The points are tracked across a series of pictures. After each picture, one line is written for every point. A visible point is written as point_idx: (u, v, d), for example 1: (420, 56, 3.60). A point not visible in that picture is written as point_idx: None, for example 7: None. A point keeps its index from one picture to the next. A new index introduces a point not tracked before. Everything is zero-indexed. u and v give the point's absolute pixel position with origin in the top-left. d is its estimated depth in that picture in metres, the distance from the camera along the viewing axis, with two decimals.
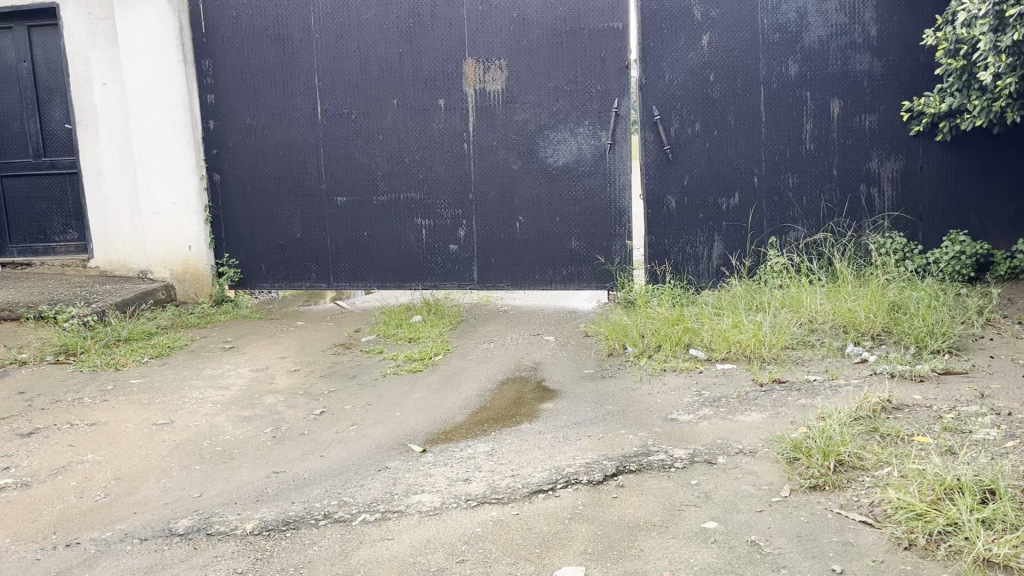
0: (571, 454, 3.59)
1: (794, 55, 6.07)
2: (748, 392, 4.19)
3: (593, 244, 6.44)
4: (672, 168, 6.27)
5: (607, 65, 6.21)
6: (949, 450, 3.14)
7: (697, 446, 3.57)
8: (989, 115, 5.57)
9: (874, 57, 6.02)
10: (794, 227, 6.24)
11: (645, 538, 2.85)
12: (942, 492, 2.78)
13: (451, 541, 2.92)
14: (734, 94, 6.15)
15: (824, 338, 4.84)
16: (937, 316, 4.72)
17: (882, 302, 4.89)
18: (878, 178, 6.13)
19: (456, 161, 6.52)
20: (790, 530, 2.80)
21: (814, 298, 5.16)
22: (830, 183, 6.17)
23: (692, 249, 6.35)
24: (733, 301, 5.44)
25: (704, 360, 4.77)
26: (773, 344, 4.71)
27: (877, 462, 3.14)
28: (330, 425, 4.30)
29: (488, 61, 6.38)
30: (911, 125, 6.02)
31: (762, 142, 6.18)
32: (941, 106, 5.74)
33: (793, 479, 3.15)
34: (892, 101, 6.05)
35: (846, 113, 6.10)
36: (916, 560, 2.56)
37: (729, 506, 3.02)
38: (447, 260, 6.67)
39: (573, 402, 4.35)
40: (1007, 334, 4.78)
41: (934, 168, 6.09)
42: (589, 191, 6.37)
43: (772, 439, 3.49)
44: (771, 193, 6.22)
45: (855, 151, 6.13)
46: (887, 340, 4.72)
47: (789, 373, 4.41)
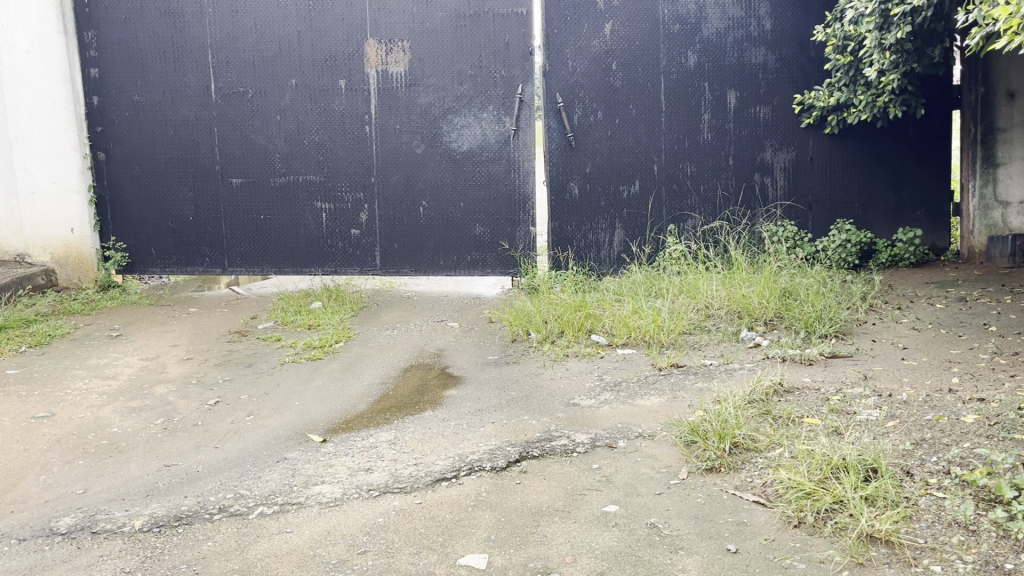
0: (474, 441, 3.58)
1: (693, 46, 6.20)
2: (647, 376, 4.28)
3: (497, 230, 6.42)
4: (574, 155, 6.31)
5: (511, 50, 6.20)
6: (835, 430, 3.28)
7: (599, 430, 3.62)
8: (873, 110, 5.88)
9: (768, 50, 6.22)
10: (693, 215, 6.38)
11: (548, 523, 2.87)
12: (829, 471, 2.90)
13: (352, 532, 2.87)
14: (636, 84, 6.24)
15: (719, 323, 4.98)
16: (825, 302, 4.93)
17: (774, 289, 5.07)
18: (771, 168, 6.34)
19: (358, 144, 6.39)
20: (687, 512, 2.87)
21: (710, 285, 5.30)
22: (726, 172, 6.34)
23: (594, 236, 6.41)
24: (633, 287, 5.52)
25: (605, 345, 4.84)
26: (671, 330, 4.82)
27: (770, 443, 3.25)
28: (226, 415, 4.16)
29: (390, 42, 6.27)
30: (802, 117, 6.26)
31: (662, 131, 6.30)
32: (830, 100, 6.01)
33: (690, 461, 3.23)
34: (784, 94, 6.26)
35: (742, 104, 6.28)
36: (805, 537, 2.66)
37: (629, 489, 3.07)
38: (348, 245, 6.53)
39: (477, 389, 4.35)
40: (888, 318, 5.03)
41: (823, 159, 6.35)
42: (493, 177, 6.34)
43: (671, 422, 3.57)
44: (670, 181, 6.35)
45: (750, 142, 6.32)
46: (779, 324, 4.89)
47: (686, 358, 4.52)
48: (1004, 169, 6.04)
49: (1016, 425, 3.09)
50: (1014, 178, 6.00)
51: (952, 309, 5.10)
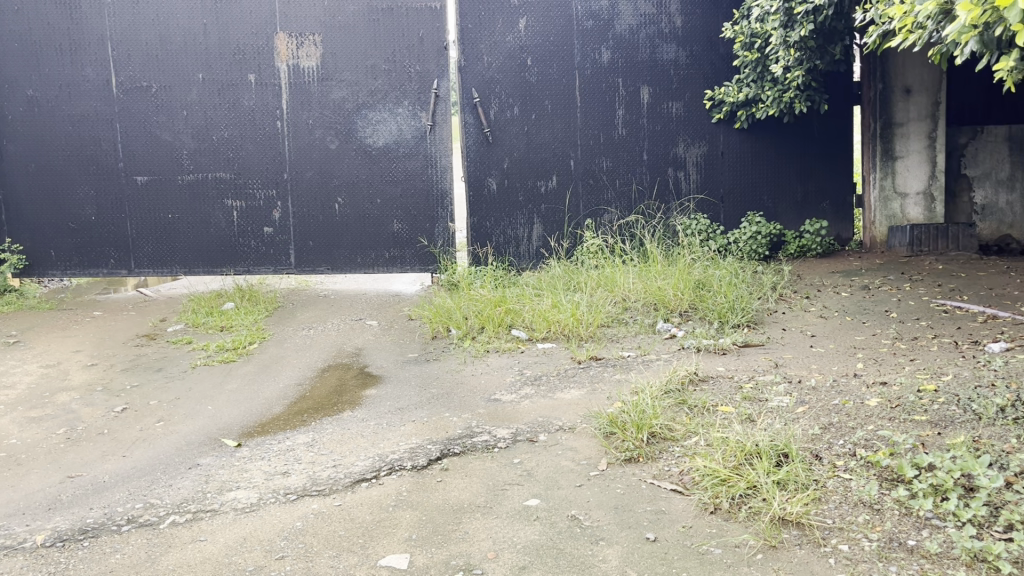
0: (394, 441, 3.54)
1: (606, 42, 6.28)
2: (567, 369, 4.31)
3: (415, 226, 6.34)
4: (491, 151, 6.30)
5: (425, 45, 6.15)
6: (748, 417, 3.36)
7: (520, 425, 3.63)
8: (780, 105, 6.12)
9: (679, 47, 6.35)
10: (609, 209, 6.45)
11: (469, 520, 2.86)
12: (743, 458, 2.96)
13: (269, 538, 2.80)
14: (551, 79, 6.28)
15: (636, 316, 5.06)
16: (737, 293, 5.06)
17: (688, 281, 5.17)
18: (684, 162, 6.47)
19: (269, 140, 6.24)
20: (608, 503, 2.91)
21: (627, 278, 5.37)
22: (641, 167, 6.44)
23: (512, 232, 6.41)
24: (552, 282, 5.55)
25: (525, 340, 4.86)
26: (590, 323, 4.87)
27: (686, 432, 3.31)
28: (134, 422, 4.01)
29: (300, 36, 6.14)
30: (712, 112, 6.42)
31: (577, 126, 6.35)
32: (740, 95, 6.20)
33: (609, 453, 3.27)
34: (695, 90, 6.40)
35: (655, 100, 6.38)
36: (720, 523, 2.72)
37: (550, 482, 3.09)
38: (261, 244, 6.37)
39: (396, 387, 4.30)
40: (797, 307, 5.19)
41: (734, 153, 6.51)
42: (409, 173, 6.28)
43: (590, 415, 3.60)
44: (586, 176, 6.40)
45: (663, 137, 6.43)
46: (693, 315, 4.99)
47: (605, 350, 4.57)
48: (903, 162, 6.33)
49: (915, 407, 3.23)
50: (912, 170, 6.32)
51: (857, 298, 5.31)
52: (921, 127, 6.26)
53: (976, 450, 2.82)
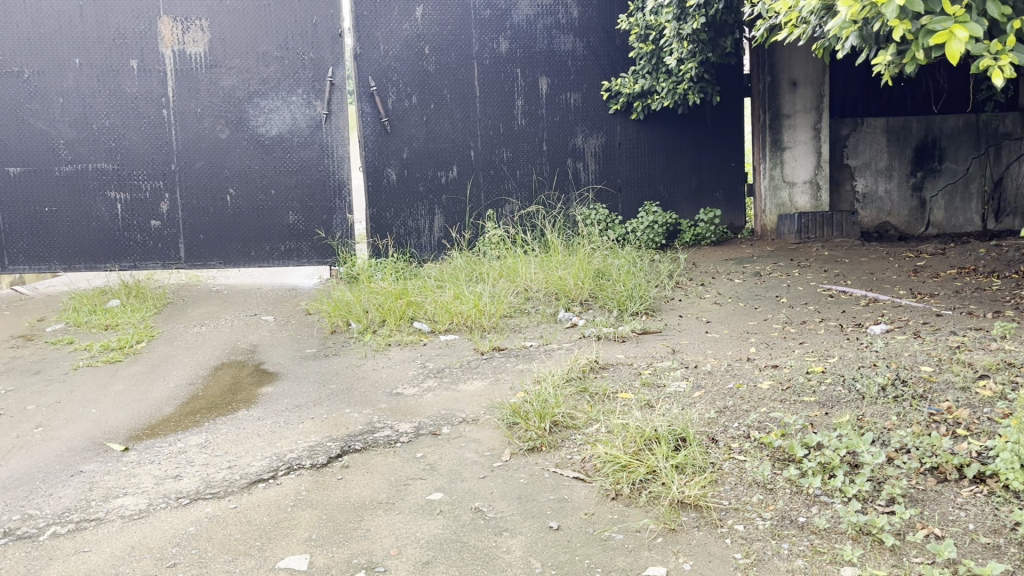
0: (293, 439, 3.45)
1: (504, 32, 6.27)
2: (470, 361, 4.29)
3: (311, 218, 6.18)
4: (390, 141, 6.20)
5: (319, 31, 5.98)
6: (647, 403, 3.42)
7: (423, 419, 3.58)
8: (675, 97, 6.25)
9: (576, 38, 6.40)
10: (510, 200, 6.44)
11: (371, 517, 2.81)
12: (642, 443, 3.01)
13: (160, 545, 2.67)
14: (449, 69, 6.22)
15: (538, 305, 5.08)
16: (635, 282, 5.15)
17: (588, 270, 5.23)
18: (583, 153, 6.53)
19: (155, 129, 5.97)
20: (511, 493, 2.90)
21: (528, 268, 5.38)
22: (541, 157, 6.46)
23: (413, 223, 6.33)
24: (453, 272, 5.50)
25: (427, 332, 4.81)
26: (492, 314, 4.86)
27: (588, 420, 3.34)
28: (9, 429, 3.76)
29: (186, 20, 5.89)
30: (610, 104, 6.49)
31: (476, 116, 6.31)
32: (636, 87, 6.30)
33: (512, 443, 3.27)
34: (593, 81, 6.47)
35: (553, 91, 6.42)
36: (622, 509, 2.76)
37: (453, 475, 3.06)
38: (147, 238, 6.09)
39: (294, 384, 4.19)
40: (693, 294, 5.32)
41: (631, 144, 6.62)
42: (305, 162, 6.11)
43: (493, 405, 3.59)
44: (486, 167, 6.38)
45: (562, 127, 6.47)
46: (594, 304, 5.05)
47: (508, 341, 4.57)
48: (790, 152, 6.55)
49: (804, 388, 3.36)
50: (799, 161, 6.55)
51: (749, 284, 5.48)
52: (807, 118, 6.49)
53: (860, 428, 2.95)
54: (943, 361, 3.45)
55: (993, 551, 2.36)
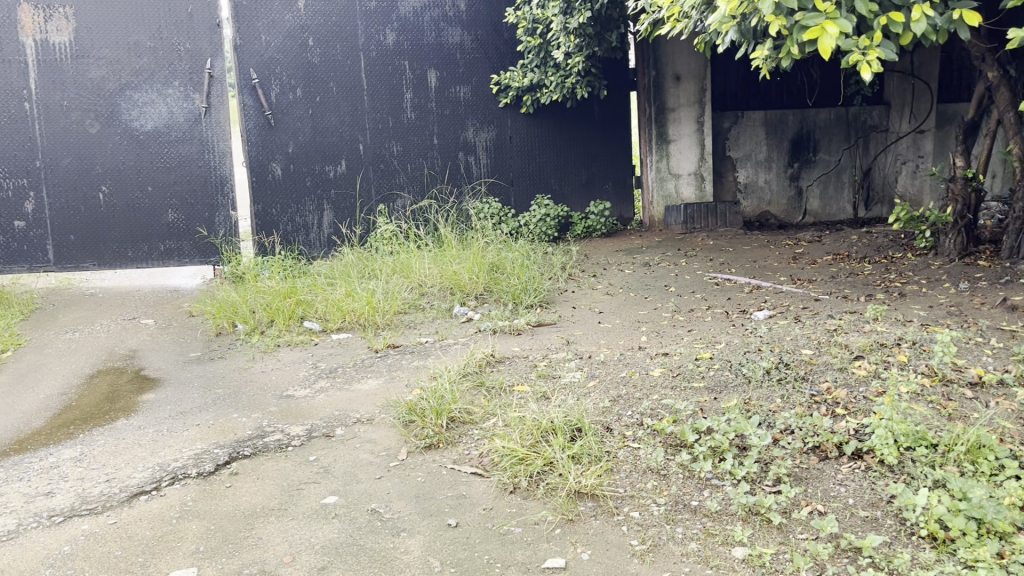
0: (177, 448, 3.29)
1: (391, 23, 6.17)
2: (364, 359, 4.20)
3: (192, 216, 5.93)
4: (274, 135, 6.01)
5: (195, 21, 5.74)
6: (543, 394, 3.43)
7: (315, 421, 3.49)
8: (563, 90, 6.31)
9: (464, 30, 6.37)
10: (401, 194, 6.36)
11: (263, 525, 2.71)
12: (539, 435, 3.01)
13: (30, 568, 2.49)
14: (334, 61, 6.07)
15: (432, 301, 5.03)
16: (529, 274, 5.17)
17: (482, 264, 5.21)
18: (474, 146, 6.52)
19: (16, 123, 5.61)
20: (408, 493, 2.86)
21: (422, 263, 5.31)
22: (431, 151, 6.41)
23: (301, 219, 6.16)
24: (345, 269, 5.38)
25: (319, 332, 4.69)
26: (386, 311, 4.78)
27: (484, 414, 3.33)
28: None
29: (48, 8, 5.54)
30: (499, 97, 6.49)
31: (364, 109, 6.19)
32: (525, 80, 6.31)
33: (409, 441, 3.22)
34: (482, 74, 6.46)
35: (442, 84, 6.37)
36: (521, 502, 2.76)
37: (348, 477, 2.99)
38: (11, 239, 5.74)
39: (177, 390, 4.00)
40: (585, 286, 5.38)
41: (521, 137, 6.65)
42: (183, 158, 5.85)
43: (388, 404, 3.52)
44: (376, 161, 6.27)
45: (452, 121, 6.44)
46: (489, 298, 5.03)
47: (402, 337, 4.51)
48: (675, 145, 6.72)
49: (694, 374, 3.45)
50: (683, 153, 6.73)
51: (639, 274, 5.59)
52: (690, 112, 6.67)
53: (747, 411, 3.05)
54: (822, 343, 3.60)
55: (871, 524, 2.48)
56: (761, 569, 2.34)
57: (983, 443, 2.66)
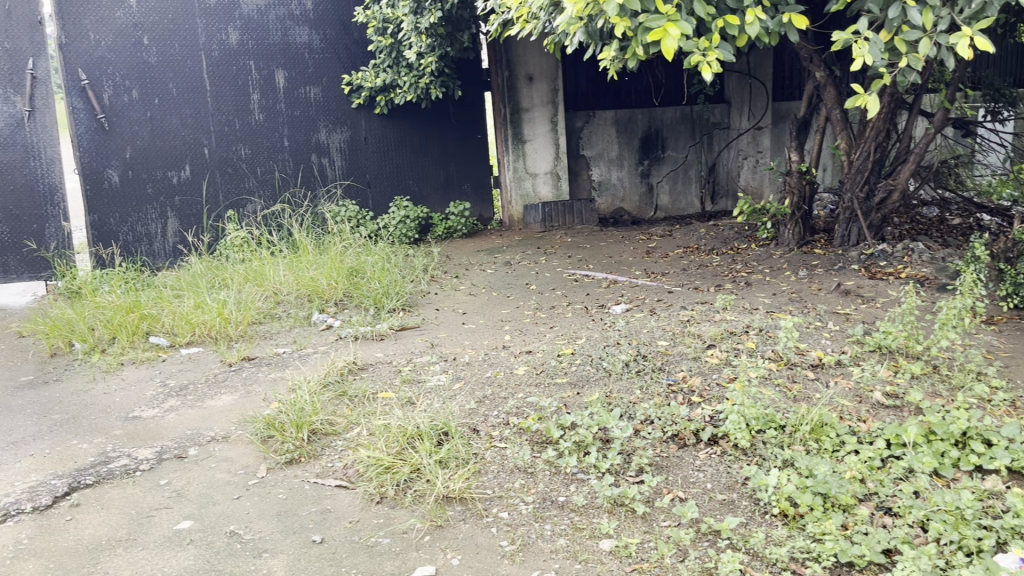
0: (8, 481, 3.02)
1: (233, 22, 5.91)
2: (217, 374, 4.00)
3: (19, 228, 5.49)
4: (108, 140, 5.63)
5: (14, 18, 5.29)
6: (408, 400, 3.37)
7: (165, 442, 3.29)
8: (417, 91, 6.28)
9: (312, 30, 6.21)
10: (251, 199, 6.13)
11: (110, 558, 2.52)
12: (405, 442, 2.96)
13: None
14: (173, 60, 5.75)
15: (289, 309, 4.87)
16: (390, 278, 5.09)
17: (341, 269, 5.07)
18: (327, 148, 6.37)
19: None
20: (269, 511, 2.74)
21: (276, 270, 5.12)
22: (282, 154, 6.21)
23: (143, 228, 5.82)
24: (193, 279, 5.11)
25: (166, 347, 4.44)
26: (239, 322, 4.58)
27: (348, 424, 3.24)
28: None
29: None
30: (352, 98, 6.37)
31: (208, 112, 5.91)
32: (377, 81, 6.24)
33: (268, 458, 3.09)
34: (332, 75, 6.32)
35: (290, 84, 6.18)
36: (388, 512, 2.70)
37: (204, 500, 2.84)
38: None
39: (8, 418, 3.68)
40: (448, 287, 5.36)
41: (376, 138, 6.56)
42: (6, 166, 5.41)
43: (245, 420, 3.37)
44: (223, 165, 6.01)
45: (304, 122, 6.26)
46: (349, 303, 4.91)
47: (258, 349, 4.33)
48: (530, 145, 6.80)
49: (557, 370, 3.49)
50: (539, 152, 6.82)
51: (500, 273, 5.62)
52: (544, 112, 6.76)
53: (609, 404, 3.11)
54: (677, 334, 3.73)
55: (728, 506, 2.58)
56: (627, 560, 2.39)
57: (825, 422, 2.82)
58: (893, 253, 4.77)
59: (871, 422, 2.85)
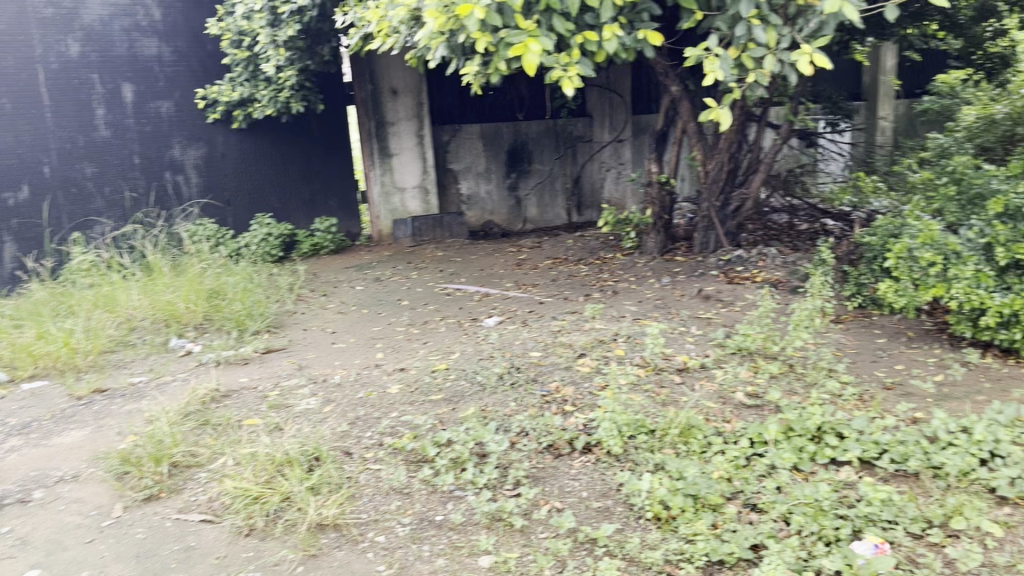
0: None
1: (74, 33, 5.55)
2: (64, 410, 3.72)
3: None
4: None
5: None
6: (276, 426, 3.24)
7: (6, 486, 3.03)
8: (277, 105, 6.12)
9: (161, 42, 5.95)
10: (99, 220, 5.77)
11: None
12: (275, 470, 2.83)
13: None
14: (6, 74, 5.30)
15: (145, 336, 4.60)
16: (253, 299, 4.91)
17: (200, 291, 4.83)
18: (182, 165, 6.12)
19: None
20: (127, 553, 2.56)
21: (128, 295, 4.79)
22: (133, 172, 5.89)
23: None
24: (35, 307, 4.73)
25: (6, 383, 4.11)
26: (88, 352, 4.29)
27: (211, 455, 3.08)
28: None
29: None
30: (208, 112, 6.17)
31: (48, 128, 5.51)
32: (234, 95, 6.06)
33: (124, 496, 2.89)
34: (185, 89, 6.09)
35: (139, 99, 5.89)
36: (257, 544, 2.57)
37: (53, 546, 2.62)
38: None
39: None
40: (315, 306, 5.22)
41: (234, 154, 6.36)
42: None
43: (97, 457, 3.14)
44: (66, 184, 5.63)
45: (155, 138, 5.98)
46: (210, 327, 4.69)
47: (110, 380, 4.06)
48: (397, 159, 6.73)
49: (431, 387, 3.45)
50: (406, 167, 6.76)
51: (370, 290, 5.54)
52: (409, 126, 6.70)
53: (484, 419, 3.10)
54: (548, 345, 3.76)
55: (604, 513, 2.61)
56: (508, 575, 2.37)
57: (693, 424, 2.91)
58: (748, 258, 5.01)
59: (734, 422, 2.97)
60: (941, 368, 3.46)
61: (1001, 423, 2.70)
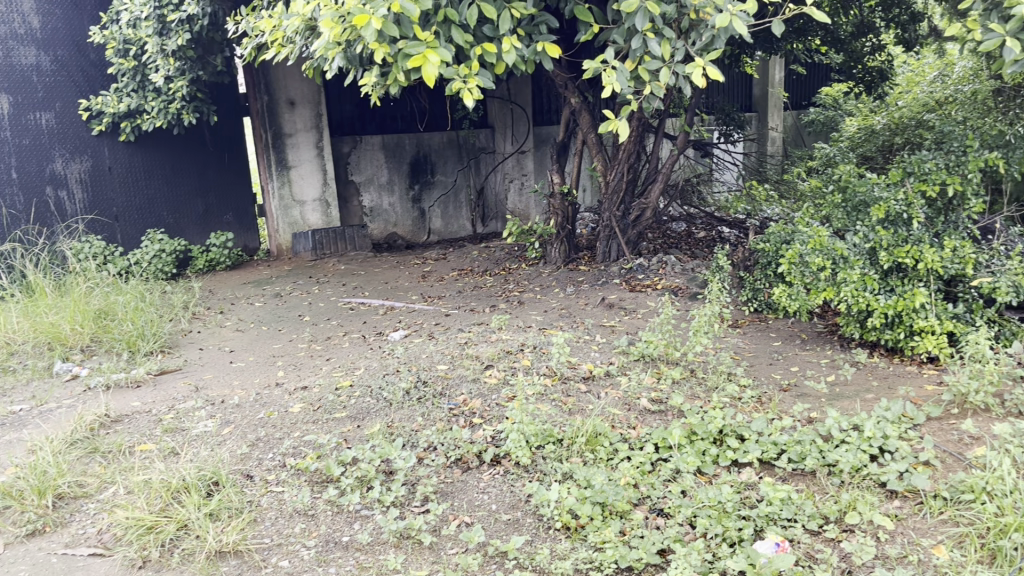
0: None
1: None
2: None
3: None
4: None
5: None
6: (171, 451, 3.10)
7: None
8: (168, 116, 5.88)
9: (40, 50, 5.66)
10: None
11: None
12: (170, 497, 2.70)
13: None
14: None
15: (27, 360, 4.34)
16: (145, 318, 4.69)
17: (86, 312, 4.59)
18: (65, 180, 5.83)
19: None
20: None
21: (7, 317, 4.54)
22: (10, 187, 5.59)
23: None
24: None
25: None
26: None
27: (101, 484, 2.92)
28: None
29: None
30: (92, 124, 5.88)
31: None
32: (120, 106, 5.80)
33: (5, 532, 2.70)
34: (67, 99, 5.80)
35: (16, 110, 5.59)
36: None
37: None
38: None
39: None
40: (211, 324, 5.03)
41: (122, 168, 6.08)
42: None
43: None
44: None
45: (34, 152, 5.69)
46: (98, 349, 4.46)
47: None
48: (296, 171, 6.57)
49: (335, 405, 3.36)
50: (305, 179, 6.61)
51: (270, 306, 5.38)
52: (308, 137, 6.56)
53: (390, 435, 3.04)
54: (455, 358, 3.74)
55: (513, 526, 2.60)
56: None
57: (599, 432, 2.93)
58: (649, 266, 5.11)
59: (639, 428, 3.01)
60: (832, 368, 3.61)
61: (889, 420, 2.80)
